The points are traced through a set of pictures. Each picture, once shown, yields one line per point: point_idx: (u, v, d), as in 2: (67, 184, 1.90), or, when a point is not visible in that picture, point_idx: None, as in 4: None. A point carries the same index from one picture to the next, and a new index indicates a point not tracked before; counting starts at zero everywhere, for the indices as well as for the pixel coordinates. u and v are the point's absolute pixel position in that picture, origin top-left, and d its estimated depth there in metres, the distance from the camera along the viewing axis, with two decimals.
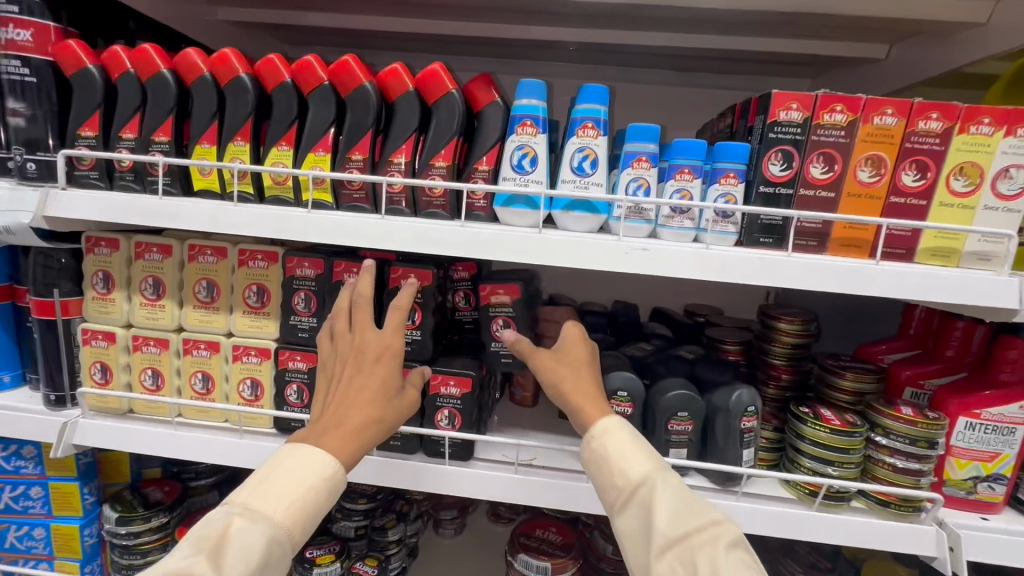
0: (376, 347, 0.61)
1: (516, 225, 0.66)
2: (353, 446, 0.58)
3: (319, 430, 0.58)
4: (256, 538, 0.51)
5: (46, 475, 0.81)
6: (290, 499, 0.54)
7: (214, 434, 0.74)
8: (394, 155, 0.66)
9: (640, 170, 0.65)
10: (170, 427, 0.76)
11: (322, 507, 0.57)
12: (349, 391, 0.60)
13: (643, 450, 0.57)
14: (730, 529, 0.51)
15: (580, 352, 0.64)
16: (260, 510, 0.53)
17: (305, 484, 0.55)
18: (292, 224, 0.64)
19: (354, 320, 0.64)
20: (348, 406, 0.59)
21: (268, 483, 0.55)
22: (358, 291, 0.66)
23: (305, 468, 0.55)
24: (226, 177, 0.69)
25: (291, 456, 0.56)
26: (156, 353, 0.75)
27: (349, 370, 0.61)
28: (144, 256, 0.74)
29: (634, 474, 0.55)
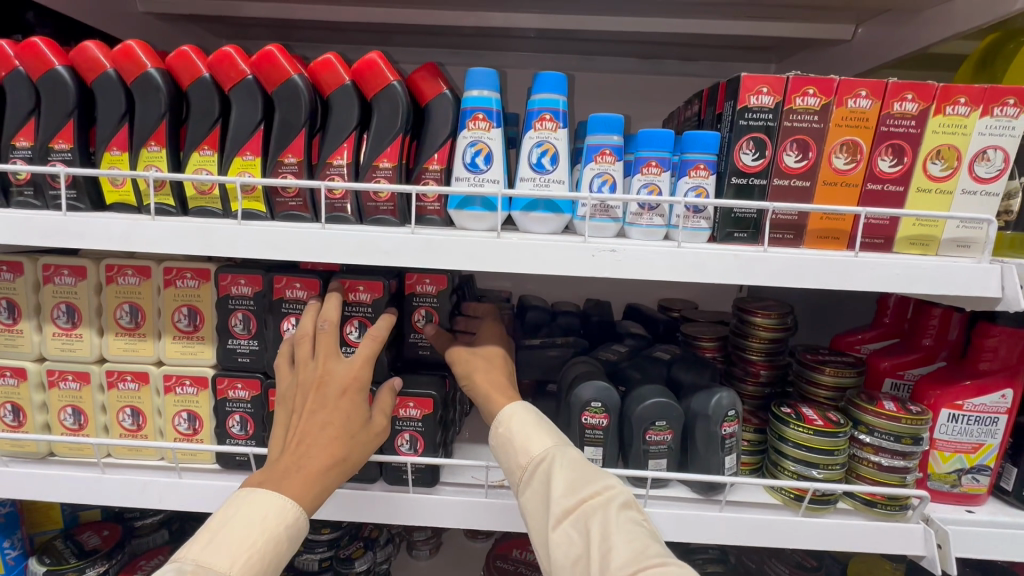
0: (342, 380, 0.57)
1: (472, 228, 0.60)
2: (320, 487, 0.53)
3: (277, 474, 0.52)
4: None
5: None
6: (246, 554, 0.47)
7: (148, 474, 0.67)
8: (334, 156, 0.59)
9: (604, 164, 0.60)
10: (96, 470, 0.67)
11: (280, 559, 0.50)
12: (312, 429, 0.54)
13: (547, 429, 0.58)
14: (621, 489, 0.53)
15: (502, 350, 0.68)
16: (213, 565, 0.45)
17: (265, 528, 0.49)
18: (219, 237, 0.57)
19: (319, 347, 0.58)
20: (311, 445, 0.54)
21: (219, 535, 0.47)
22: (323, 315, 0.60)
23: (266, 514, 0.49)
24: (142, 188, 0.61)
25: (240, 501, 0.50)
26: (77, 389, 0.67)
27: (313, 404, 0.55)
28: (54, 280, 0.65)
29: (536, 450, 0.56)
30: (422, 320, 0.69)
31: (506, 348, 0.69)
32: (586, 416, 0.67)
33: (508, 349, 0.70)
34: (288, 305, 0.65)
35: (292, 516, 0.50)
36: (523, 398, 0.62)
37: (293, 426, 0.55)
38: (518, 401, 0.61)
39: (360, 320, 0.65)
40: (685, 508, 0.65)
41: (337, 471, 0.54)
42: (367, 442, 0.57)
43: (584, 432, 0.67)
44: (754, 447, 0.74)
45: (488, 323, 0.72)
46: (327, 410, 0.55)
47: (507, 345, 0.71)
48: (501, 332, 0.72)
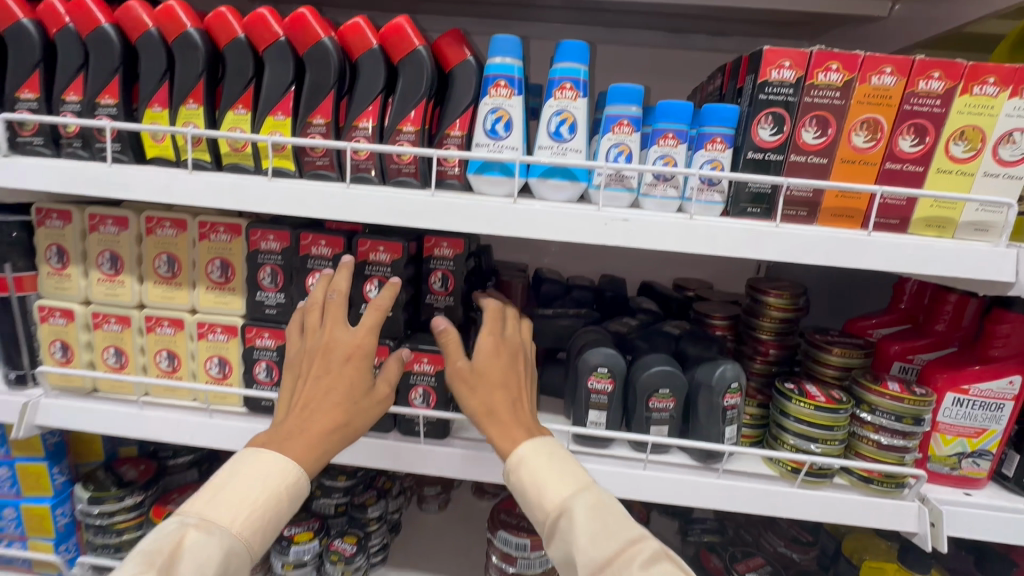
0: (347, 346, 0.59)
1: (490, 193, 0.62)
2: (319, 451, 0.57)
3: (281, 435, 0.56)
4: (212, 551, 0.49)
5: (12, 455, 0.79)
6: (249, 510, 0.52)
7: (182, 413, 0.72)
8: (359, 120, 0.62)
9: (622, 135, 0.61)
10: (136, 406, 0.73)
11: (283, 518, 0.54)
12: (316, 395, 0.58)
13: (561, 473, 0.55)
14: (650, 544, 0.49)
15: (511, 376, 0.61)
16: (216, 520, 0.50)
17: (268, 486, 0.53)
18: (250, 193, 0.60)
19: (327, 314, 0.61)
20: (314, 410, 0.57)
21: (226, 493, 0.52)
22: (332, 285, 0.63)
23: (269, 471, 0.54)
24: (180, 143, 0.64)
25: (246, 460, 0.54)
26: (119, 331, 0.72)
27: (318, 369, 0.59)
28: (99, 229, 0.70)
29: (552, 503, 0.53)
30: (438, 283, 0.72)
31: (516, 367, 0.62)
32: (592, 380, 0.69)
33: (520, 362, 0.63)
34: (313, 262, 0.68)
35: (293, 477, 0.55)
36: (534, 439, 0.57)
37: (298, 392, 0.59)
38: (525, 447, 0.56)
39: (379, 279, 0.68)
40: (683, 474, 0.68)
41: (339, 435, 0.58)
42: (369, 410, 0.60)
43: (589, 397, 0.70)
44: (755, 421, 0.76)
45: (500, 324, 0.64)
46: (331, 378, 0.58)
47: (517, 355, 0.63)
48: (515, 346, 0.63)
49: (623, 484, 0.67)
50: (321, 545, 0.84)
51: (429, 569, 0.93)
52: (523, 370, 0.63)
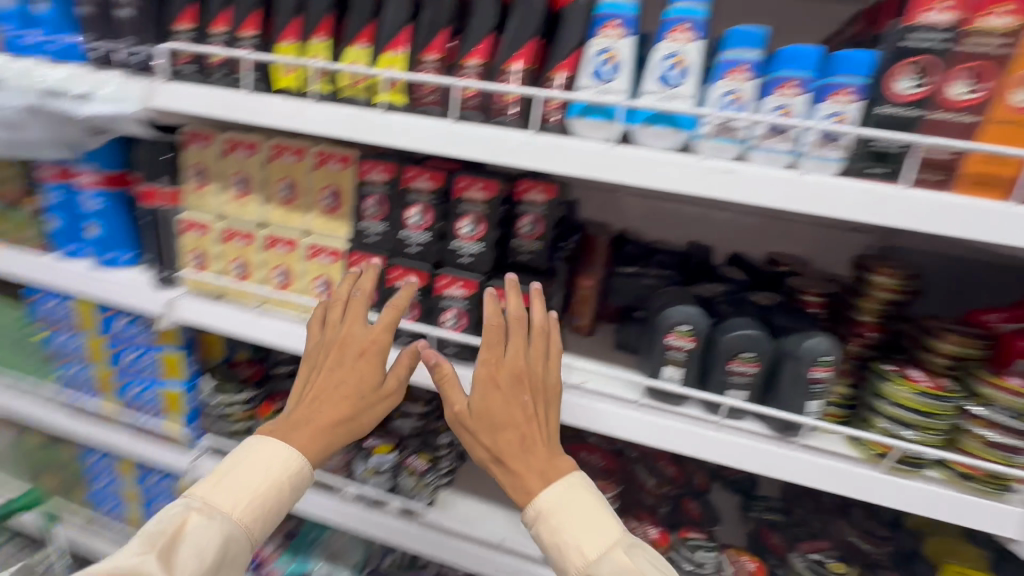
0: (360, 343, 0.67)
1: (589, 138, 0.62)
2: (323, 440, 0.67)
3: (292, 422, 0.67)
4: (212, 534, 0.62)
5: (154, 344, 0.92)
6: (248, 498, 0.64)
7: (292, 323, 0.80)
8: (468, 58, 0.63)
9: (735, 82, 0.58)
10: (254, 313, 0.83)
11: (281, 503, 0.66)
12: (328, 385, 0.67)
13: (579, 528, 0.58)
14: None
15: (514, 410, 0.62)
16: (218, 507, 0.63)
17: (268, 477, 0.65)
18: (365, 124, 0.64)
19: (347, 312, 0.69)
20: (326, 399, 0.67)
21: (226, 483, 0.64)
22: (358, 284, 0.70)
23: (270, 464, 0.65)
24: (304, 76, 0.70)
25: (248, 453, 0.66)
26: (243, 246, 0.82)
27: (333, 361, 0.68)
28: (233, 153, 0.79)
29: (577, 562, 0.57)
30: (527, 228, 0.72)
31: (517, 396, 0.62)
32: (671, 336, 0.69)
33: (519, 402, 0.62)
34: (412, 196, 0.72)
35: (291, 469, 0.65)
36: (548, 490, 0.60)
37: (314, 378, 0.69)
38: (533, 503, 0.60)
39: (474, 216, 0.70)
40: (756, 441, 0.67)
41: (344, 427, 0.67)
42: (377, 404, 0.68)
43: (665, 353, 0.70)
44: (845, 402, 0.71)
45: (500, 359, 0.63)
46: (343, 369, 0.67)
47: (521, 390, 0.62)
48: (515, 371, 0.62)
49: (692, 442, 0.68)
50: (398, 460, 0.92)
51: (488, 498, 0.97)
52: (526, 408, 0.62)
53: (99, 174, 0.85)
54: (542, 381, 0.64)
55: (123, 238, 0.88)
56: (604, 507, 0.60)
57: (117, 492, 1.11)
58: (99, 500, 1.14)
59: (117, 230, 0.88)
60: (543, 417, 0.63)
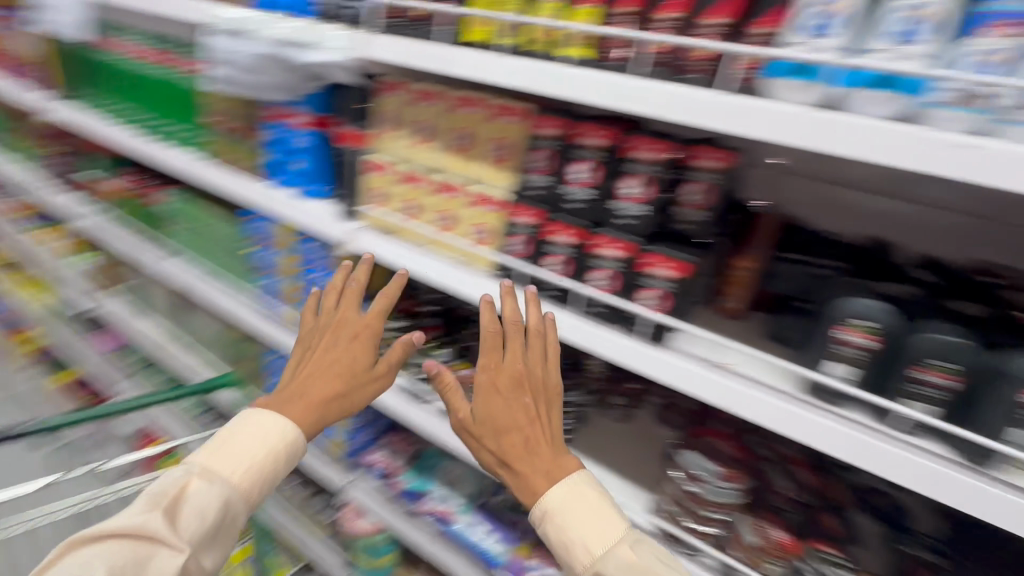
0: (355, 328, 0.85)
1: (787, 100, 0.56)
2: (316, 412, 0.79)
3: (286, 398, 0.79)
4: (214, 495, 0.70)
5: (333, 269, 1.07)
6: (247, 464, 0.73)
7: (449, 265, 0.86)
8: (664, 10, 0.62)
9: (998, 41, 0.48)
10: (417, 250, 0.90)
11: (275, 471, 0.75)
12: (321, 363, 0.82)
13: (584, 523, 0.63)
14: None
15: (517, 411, 0.72)
16: (219, 472, 0.71)
17: (265, 446, 0.74)
18: (543, 76, 0.66)
19: (342, 302, 0.87)
20: (318, 377, 0.81)
21: (224, 452, 0.73)
22: (354, 277, 0.89)
23: (268, 434, 0.75)
24: (494, 28, 0.73)
25: (247, 425, 0.76)
26: (413, 188, 0.90)
27: (328, 342, 0.84)
28: (419, 103, 0.86)
29: (584, 558, 0.62)
30: (692, 195, 0.69)
31: (520, 398, 0.72)
32: (842, 329, 0.63)
33: (518, 403, 0.72)
34: (581, 151, 0.72)
35: (289, 438, 0.76)
36: (557, 485, 0.66)
37: (308, 359, 0.84)
38: (540, 500, 0.66)
39: (642, 176, 0.69)
40: (939, 463, 0.57)
41: (337, 402, 0.81)
42: (364, 385, 0.83)
43: (831, 346, 0.64)
44: None
45: (500, 361, 0.75)
46: (337, 351, 0.83)
47: (521, 390, 0.73)
48: (514, 375, 0.73)
49: (851, 448, 0.61)
50: None
51: (602, 463, 0.96)
52: (525, 410, 0.72)
53: (312, 115, 0.98)
54: (546, 386, 0.75)
55: (322, 174, 1.02)
56: (612, 506, 0.65)
57: None
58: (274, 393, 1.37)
59: (320, 165, 1.01)
60: (546, 418, 0.72)
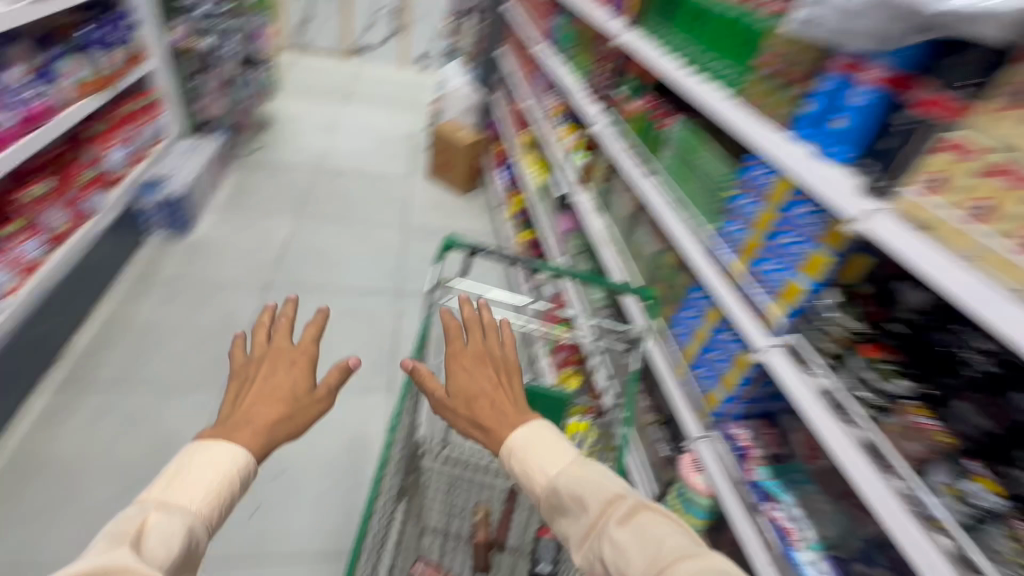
0: (291, 357, 0.98)
1: None
2: (251, 438, 0.84)
3: (228, 429, 0.84)
4: (175, 525, 0.70)
5: (815, 241, 0.99)
6: (202, 493, 0.75)
7: (996, 294, 0.67)
8: None
9: None
10: (950, 262, 0.73)
11: (231, 495, 0.79)
12: (264, 390, 0.92)
13: (543, 448, 0.88)
14: (620, 503, 0.76)
15: (482, 380, 1.01)
16: (175, 504, 0.73)
17: (218, 471, 0.78)
18: None
19: (275, 338, 1.01)
20: (256, 403, 0.89)
21: (178, 486, 0.75)
22: (281, 313, 1.06)
23: (218, 461, 0.79)
24: None
25: (193, 460, 0.78)
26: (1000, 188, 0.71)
27: (265, 372, 0.95)
28: None
29: (545, 475, 0.85)
30: None
31: (484, 370, 1.03)
32: None
33: (472, 375, 1.02)
34: None
35: (241, 459, 0.81)
36: (529, 426, 0.92)
37: (246, 392, 0.92)
38: (508, 442, 0.90)
39: None
40: None
41: (282, 422, 0.88)
42: (310, 404, 0.93)
43: None
44: None
45: (451, 346, 1.07)
46: (281, 378, 0.94)
47: (483, 364, 1.05)
48: (477, 355, 1.06)
49: None
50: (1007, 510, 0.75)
51: None
52: (470, 365, 1.04)
53: (890, 73, 0.87)
54: (505, 361, 1.06)
55: (853, 138, 0.91)
56: (556, 433, 0.91)
57: (691, 327, 1.39)
58: (677, 323, 1.48)
59: (862, 127, 0.90)
60: (507, 384, 1.02)
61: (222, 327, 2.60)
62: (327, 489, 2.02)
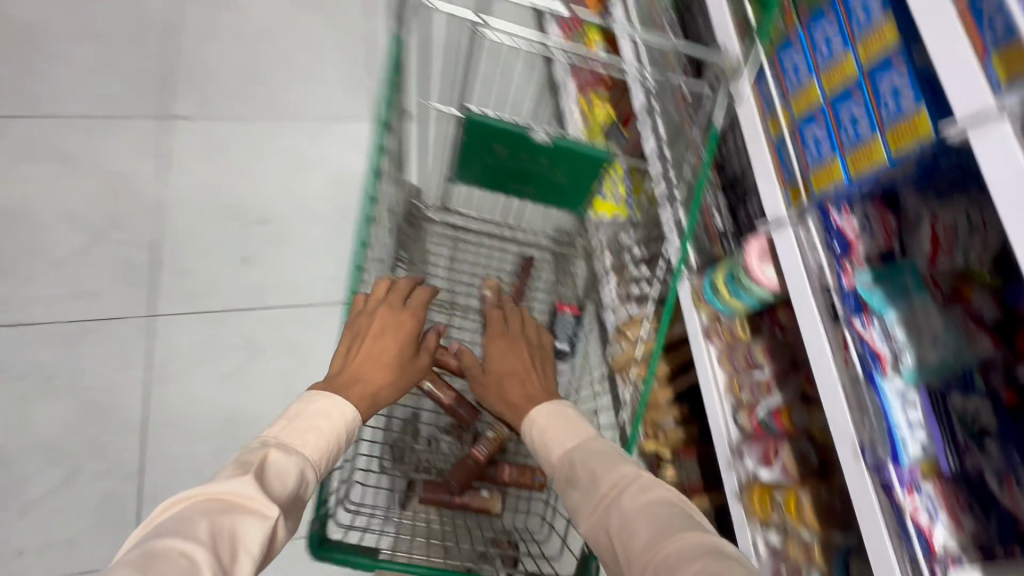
0: (398, 322, 1.14)
1: None
2: (364, 401, 1.01)
3: (342, 381, 1.03)
4: (289, 465, 0.81)
5: None
6: (316, 440, 0.88)
7: None
8: None
9: None
10: None
11: (336, 449, 0.91)
12: (372, 354, 1.09)
13: (565, 427, 0.93)
14: (632, 480, 0.77)
15: (518, 361, 1.12)
16: (291, 446, 0.85)
17: (330, 421, 0.92)
18: None
19: (392, 300, 1.17)
20: (367, 364, 1.07)
21: (294, 428, 0.88)
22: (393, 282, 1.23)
23: (332, 413, 0.94)
24: None
25: (309, 407, 0.94)
26: None
27: (374, 333, 1.11)
28: None
29: (561, 450, 0.89)
30: None
31: (519, 353, 1.14)
32: None
33: (510, 359, 1.12)
34: None
35: (350, 415, 0.95)
36: (552, 403, 0.98)
37: (358, 348, 1.10)
38: (535, 415, 0.97)
39: None
40: None
41: (388, 386, 1.07)
42: (411, 369, 1.12)
43: None
44: None
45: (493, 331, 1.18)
46: (389, 342, 1.11)
47: (517, 345, 1.15)
48: (513, 338, 1.17)
49: None
50: None
51: None
52: (510, 351, 1.14)
53: None
54: (541, 351, 1.17)
55: None
56: (579, 417, 0.95)
57: (820, 63, 0.89)
58: (785, 50, 0.95)
59: None
60: (539, 369, 1.12)
61: (136, 32, 1.95)
62: (318, 233, 1.82)
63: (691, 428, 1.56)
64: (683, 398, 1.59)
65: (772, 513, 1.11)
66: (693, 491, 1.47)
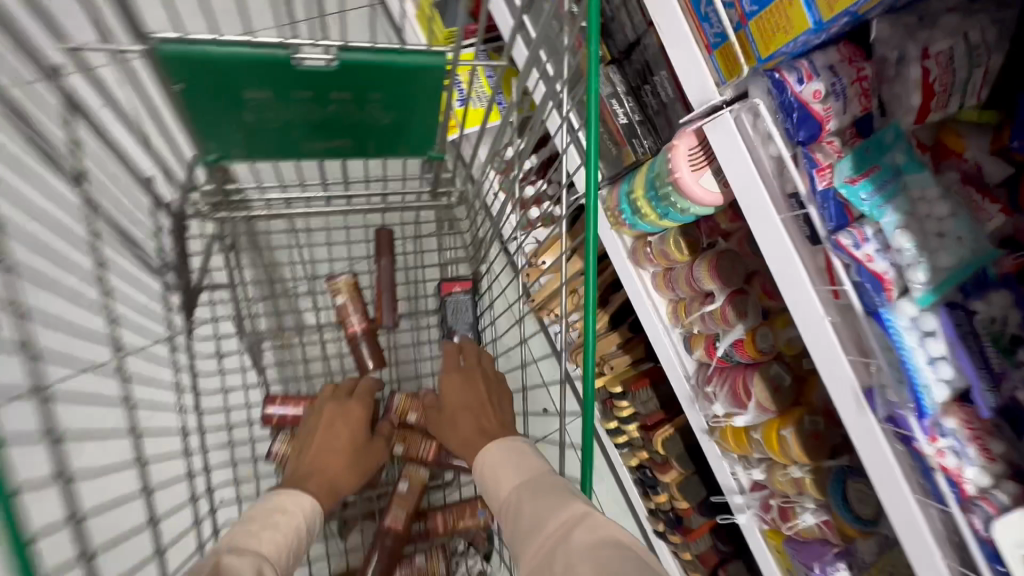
0: (353, 399, 0.85)
1: None
2: (323, 491, 0.73)
3: (296, 477, 0.73)
4: (246, 566, 0.53)
5: None
6: (278, 538, 0.61)
7: None
8: None
9: None
10: None
11: (300, 549, 0.63)
12: (327, 437, 0.79)
13: (515, 463, 0.69)
14: (578, 519, 0.56)
15: (475, 396, 0.82)
16: (248, 547, 0.57)
17: (290, 518, 0.65)
18: None
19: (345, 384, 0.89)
20: (320, 449, 0.77)
21: (249, 526, 0.61)
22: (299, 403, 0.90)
23: (287, 507, 0.66)
24: None
25: (269, 502, 0.67)
26: None
27: (325, 419, 0.81)
28: None
29: (507, 487, 0.67)
30: None
31: (476, 388, 0.83)
32: None
33: (474, 398, 0.82)
34: None
35: (309, 505, 0.68)
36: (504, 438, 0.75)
37: (304, 438, 0.80)
38: (487, 446, 0.73)
39: None
40: None
41: (352, 463, 0.78)
42: (372, 450, 0.82)
43: None
44: None
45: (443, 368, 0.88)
46: (343, 423, 0.81)
47: (473, 380, 0.84)
48: (472, 373, 0.85)
49: None
50: None
51: None
52: (461, 386, 0.83)
53: None
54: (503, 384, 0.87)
55: None
56: (536, 453, 0.72)
57: None
58: None
59: None
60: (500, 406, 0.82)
61: None
62: None
63: (637, 348, 1.35)
64: (620, 317, 1.36)
65: (752, 448, 0.95)
66: (655, 423, 1.29)
